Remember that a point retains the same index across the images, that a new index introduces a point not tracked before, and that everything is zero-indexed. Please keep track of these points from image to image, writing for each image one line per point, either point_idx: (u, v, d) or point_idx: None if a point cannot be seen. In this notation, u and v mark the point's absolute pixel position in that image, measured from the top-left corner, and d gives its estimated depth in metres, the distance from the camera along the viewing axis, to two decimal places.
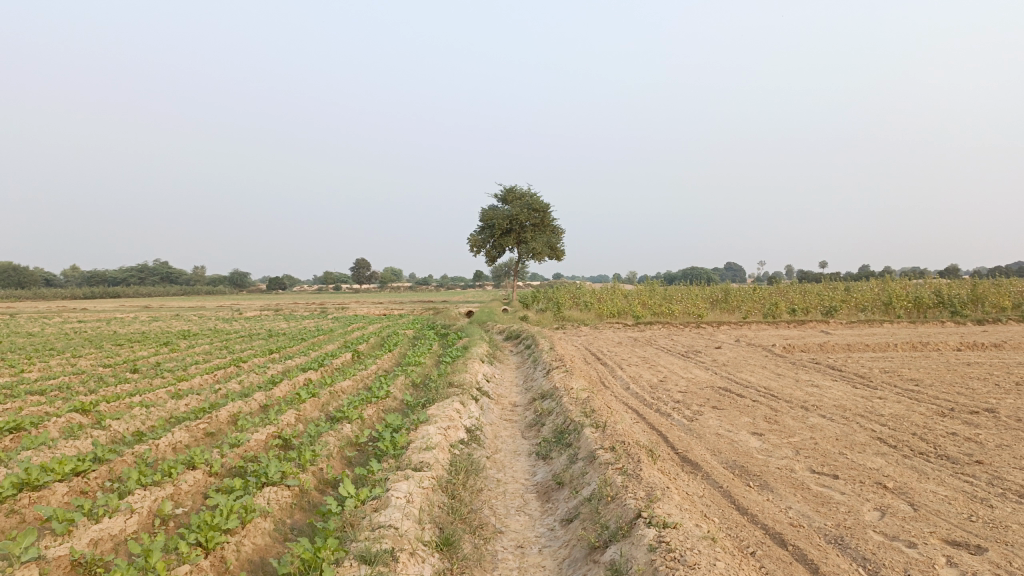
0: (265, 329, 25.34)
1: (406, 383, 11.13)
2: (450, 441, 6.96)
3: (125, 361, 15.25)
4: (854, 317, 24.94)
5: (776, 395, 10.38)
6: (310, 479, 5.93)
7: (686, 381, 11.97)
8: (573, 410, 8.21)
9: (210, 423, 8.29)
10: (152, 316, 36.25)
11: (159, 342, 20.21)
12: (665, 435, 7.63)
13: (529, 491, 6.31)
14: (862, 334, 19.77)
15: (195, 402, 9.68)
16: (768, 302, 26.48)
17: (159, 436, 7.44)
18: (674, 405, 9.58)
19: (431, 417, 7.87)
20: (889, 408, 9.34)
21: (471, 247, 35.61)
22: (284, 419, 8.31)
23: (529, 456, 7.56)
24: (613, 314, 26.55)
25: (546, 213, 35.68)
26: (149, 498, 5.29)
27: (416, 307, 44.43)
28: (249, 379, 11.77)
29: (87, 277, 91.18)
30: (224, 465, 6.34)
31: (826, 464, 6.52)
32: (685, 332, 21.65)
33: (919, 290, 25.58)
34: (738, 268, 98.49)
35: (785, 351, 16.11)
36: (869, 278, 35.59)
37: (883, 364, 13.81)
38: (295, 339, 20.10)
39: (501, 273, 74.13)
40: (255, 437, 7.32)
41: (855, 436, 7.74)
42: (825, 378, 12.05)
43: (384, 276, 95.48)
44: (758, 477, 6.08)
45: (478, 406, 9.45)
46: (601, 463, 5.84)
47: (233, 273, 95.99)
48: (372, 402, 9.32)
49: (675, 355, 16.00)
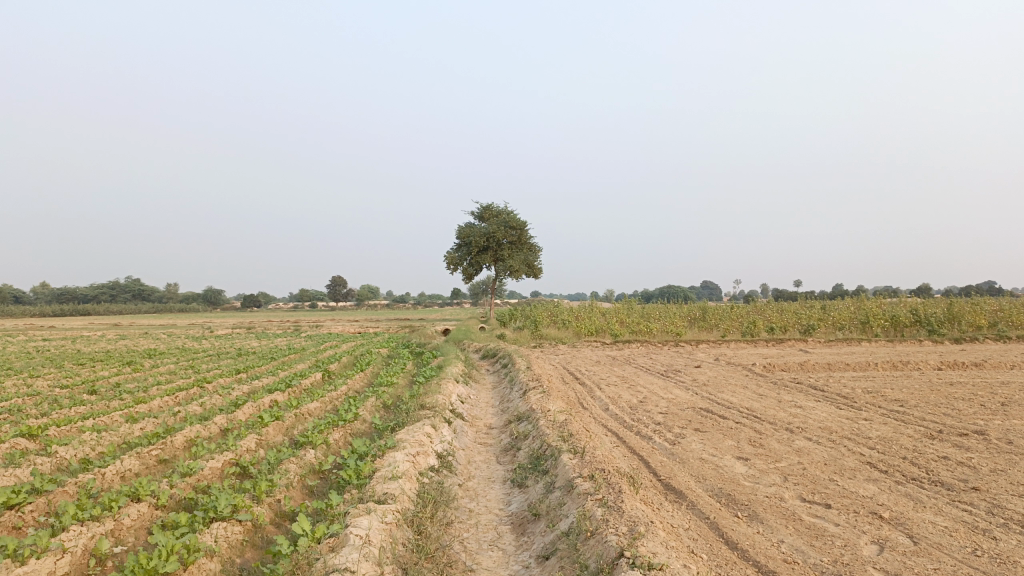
0: (235, 348, 24.76)
1: (376, 405, 10.66)
2: (419, 469, 6.53)
3: (83, 382, 14.63)
4: (831, 336, 24.82)
5: (760, 416, 10.07)
6: (264, 512, 5.47)
7: (666, 401, 11.65)
8: (550, 434, 7.80)
9: (165, 450, 7.78)
10: (121, 336, 35.42)
11: (122, 362, 19.51)
12: (646, 460, 7.25)
13: (503, 522, 5.89)
14: (840, 353, 19.61)
15: (150, 425, 9.15)
16: (745, 320, 26.34)
17: (107, 464, 6.93)
18: (654, 428, 9.21)
19: (400, 442, 7.42)
20: (875, 430, 9.06)
21: (448, 265, 35.20)
22: (243, 444, 7.82)
23: (503, 484, 7.13)
24: (591, 333, 26.23)
25: (524, 231, 35.39)
26: (85, 535, 4.82)
27: (391, 325, 43.88)
28: (212, 401, 11.23)
29: (57, 294, 89.43)
30: (173, 497, 5.86)
31: (816, 491, 6.19)
32: (664, 351, 21.33)
33: (895, 308, 25.58)
34: (714, 287, 98.93)
35: (766, 370, 15.86)
36: (845, 296, 35.67)
37: (865, 384, 13.58)
38: (264, 358, 19.51)
39: (479, 291, 73.79)
40: (209, 465, 6.84)
41: (843, 460, 7.43)
42: (808, 398, 11.78)
43: (361, 294, 94.60)
44: (747, 506, 5.72)
45: (451, 429, 9.01)
46: (579, 493, 5.44)
47: (207, 291, 94.64)
48: (339, 426, 8.85)
49: (655, 374, 15.68)
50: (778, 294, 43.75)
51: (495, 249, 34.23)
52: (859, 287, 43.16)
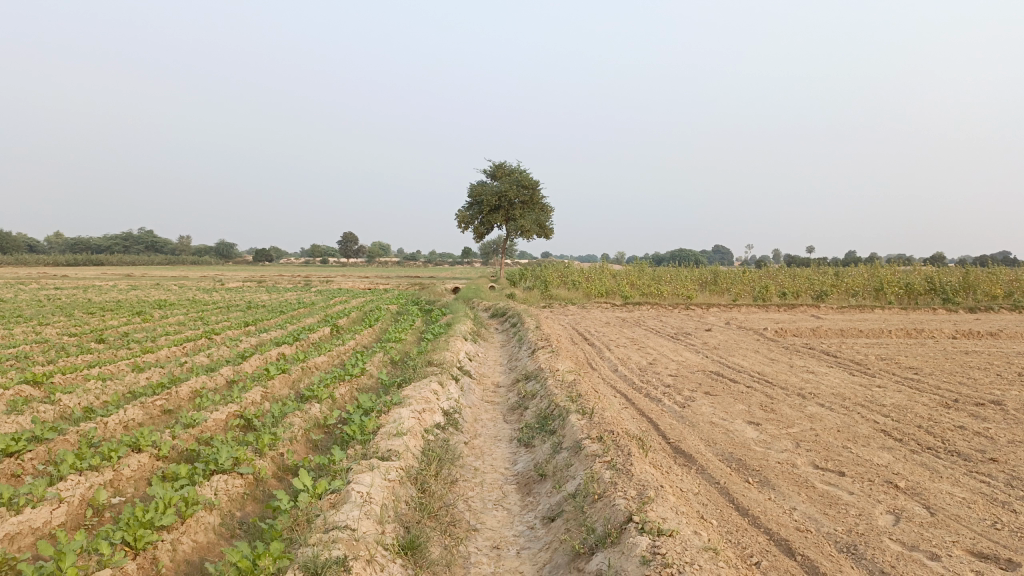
0: (243, 301, 24.75)
1: (383, 360, 10.57)
2: (425, 425, 6.42)
3: (92, 330, 14.64)
4: (844, 302, 24.56)
5: (771, 381, 9.93)
6: (266, 466, 5.39)
7: (676, 364, 11.52)
8: (559, 394, 7.68)
9: (169, 400, 7.71)
10: (133, 286, 35.58)
11: (132, 312, 19.53)
12: (655, 423, 7.13)
13: (508, 482, 5.79)
14: (853, 320, 19.37)
15: (155, 375, 9.09)
16: (757, 285, 26.08)
17: (110, 413, 6.86)
18: (664, 390, 9.08)
19: (406, 399, 7.30)
20: (889, 398, 8.90)
21: (460, 223, 34.97)
22: (248, 397, 7.75)
23: (509, 443, 7.03)
24: (601, 294, 26.07)
25: (536, 190, 35.00)
26: (83, 485, 4.74)
27: (401, 282, 43.84)
28: (219, 352, 11.18)
29: (70, 244, 89.99)
30: (174, 448, 5.78)
31: (829, 458, 6.05)
32: (675, 314, 21.16)
33: (910, 276, 25.24)
34: (725, 251, 98.35)
35: (777, 335, 15.68)
36: (858, 262, 35.28)
37: (879, 351, 13.40)
38: (272, 312, 19.49)
39: (490, 250, 73.57)
40: (213, 416, 6.77)
41: (857, 427, 7.28)
42: (820, 364, 11.61)
43: (372, 250, 94.53)
44: (758, 472, 5.59)
45: (458, 386, 8.91)
46: (587, 455, 5.31)
47: (219, 244, 94.84)
48: (345, 380, 8.77)
49: (665, 337, 15.55)
50: (790, 259, 43.35)
51: (506, 208, 33.93)
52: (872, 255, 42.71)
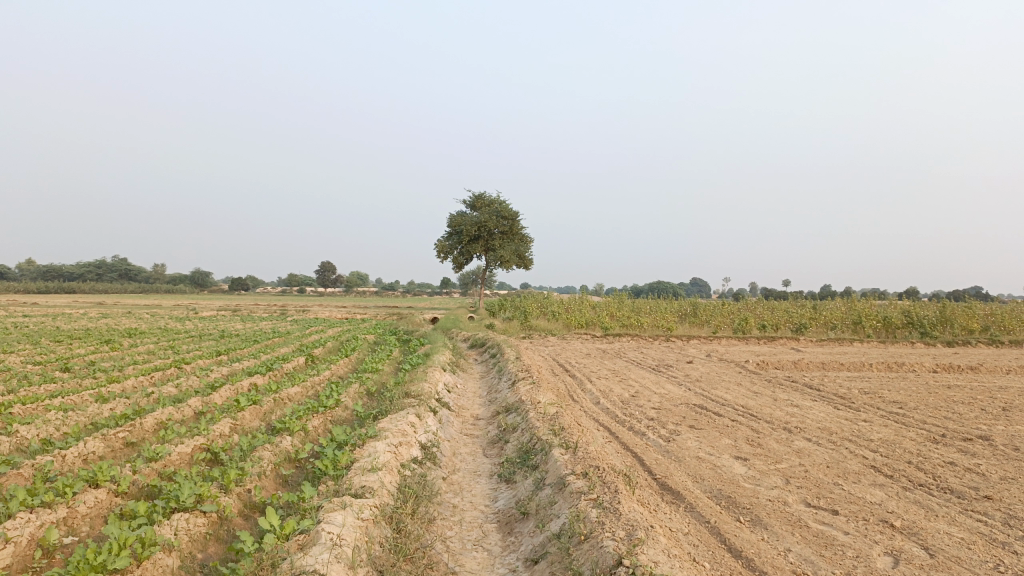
0: (217, 330, 24.26)
1: (359, 391, 10.26)
2: (401, 460, 6.13)
3: (57, 359, 14.18)
4: (824, 335, 24.56)
5: (756, 414, 9.74)
6: (231, 503, 5.08)
7: (659, 396, 11.31)
8: (541, 427, 7.42)
9: (132, 433, 7.36)
10: (104, 314, 34.85)
11: (101, 340, 19.03)
12: (640, 458, 6.89)
13: (489, 520, 5.51)
14: (833, 353, 19.34)
15: (120, 406, 8.70)
16: (737, 317, 26.07)
17: (68, 446, 6.50)
18: (648, 424, 8.85)
19: (382, 432, 7.01)
20: (876, 433, 8.74)
21: (439, 253, 34.77)
22: (216, 429, 7.42)
23: (489, 478, 6.76)
24: (581, 325, 25.90)
25: (516, 221, 34.93)
26: (32, 523, 4.41)
27: (379, 311, 43.52)
28: (188, 383, 10.79)
29: (43, 271, 88.60)
30: (135, 484, 5.45)
31: (821, 496, 5.85)
32: (655, 346, 21.02)
33: (888, 309, 25.36)
34: (702, 283, 98.93)
35: (759, 368, 15.56)
36: (836, 296, 35.49)
37: (862, 384, 13.30)
38: (246, 341, 19.08)
39: (470, 281, 73.43)
40: (178, 450, 6.45)
41: (846, 463, 7.10)
42: (804, 397, 11.46)
43: (350, 280, 93.91)
44: (749, 510, 5.38)
45: (436, 419, 8.62)
46: (572, 492, 5.06)
47: (195, 273, 93.82)
48: (319, 412, 8.45)
49: (646, 369, 15.35)
50: (767, 292, 43.58)
51: (486, 238, 33.81)
52: (848, 288, 43.08)
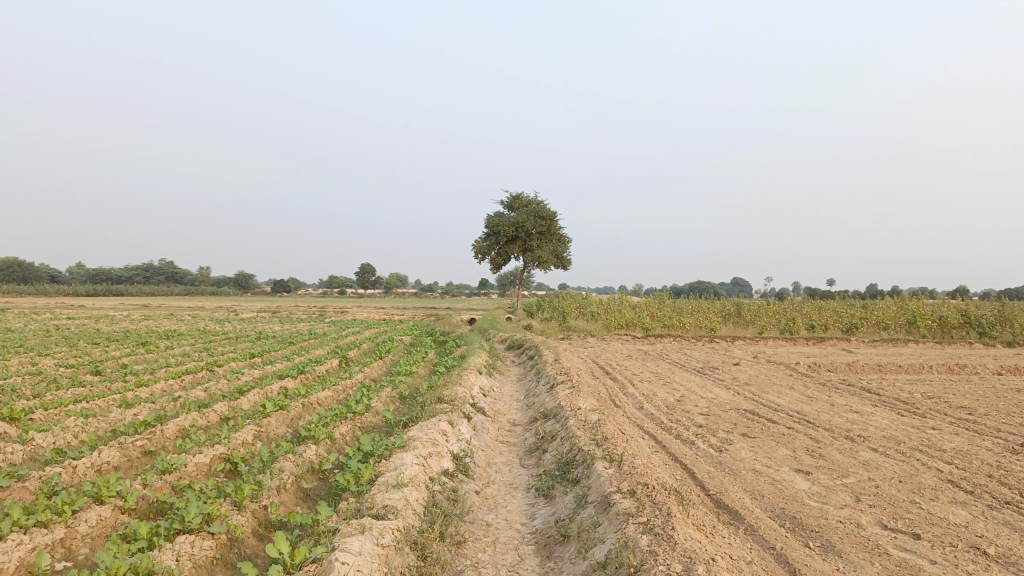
0: (254, 332, 24.18)
1: (391, 396, 9.82)
2: (430, 474, 5.64)
3: (90, 362, 14.01)
4: (876, 336, 23.51)
5: (813, 421, 9.07)
6: (244, 522, 4.65)
7: (707, 401, 10.69)
8: (581, 436, 6.88)
9: (151, 441, 7.00)
10: (146, 316, 35.02)
11: (137, 342, 18.93)
12: (691, 470, 6.33)
13: (525, 541, 5.00)
14: (887, 354, 18.40)
15: (143, 412, 8.37)
16: (784, 317, 25.15)
17: (82, 456, 6.16)
18: (696, 432, 8.24)
19: (410, 441, 6.52)
20: (949, 442, 8.01)
21: (476, 254, 34.39)
22: (238, 437, 7.03)
23: (527, 492, 6.25)
24: (621, 326, 25.28)
25: (554, 221, 34.39)
26: (23, 546, 4.02)
27: (417, 313, 43.31)
28: (216, 387, 10.47)
29: (91, 275, 90.52)
30: (144, 499, 5.06)
31: (898, 517, 5.22)
32: (699, 347, 20.34)
33: (944, 308, 24.19)
34: (744, 283, 97.24)
35: (811, 370, 14.79)
36: (886, 295, 34.26)
37: (923, 388, 12.49)
38: (281, 343, 18.87)
39: (508, 281, 73.16)
40: (195, 460, 6.06)
41: (920, 478, 6.42)
42: (863, 402, 10.73)
43: (389, 281, 94.07)
44: (818, 534, 4.79)
45: (470, 426, 8.14)
46: (618, 514, 4.52)
47: (238, 276, 94.99)
48: (348, 418, 8.03)
49: (691, 371, 14.69)
50: (811, 292, 42.26)
51: (524, 239, 33.33)
52: (898, 287, 41.57)
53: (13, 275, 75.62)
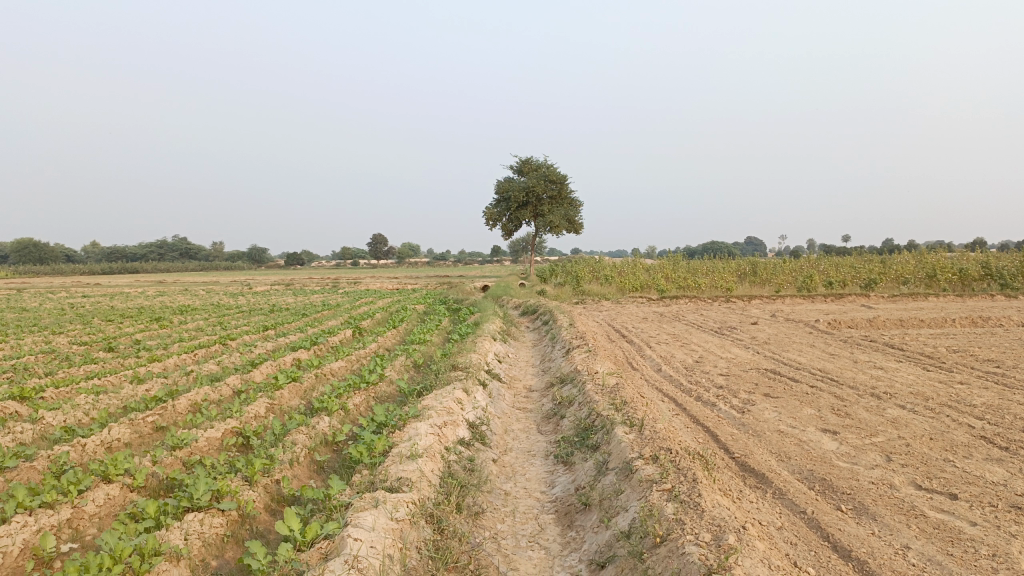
0: (268, 304, 24.14)
1: (406, 364, 9.67)
2: (446, 443, 5.48)
3: (103, 339, 13.97)
4: (895, 291, 23.14)
5: (836, 379, 8.84)
6: (256, 497, 4.52)
7: (726, 361, 10.49)
8: (600, 401, 6.70)
9: (163, 417, 6.89)
10: (161, 292, 35.09)
11: (150, 318, 18.87)
12: (714, 433, 6.15)
13: (545, 510, 4.85)
14: (908, 309, 18.05)
15: (155, 387, 8.27)
16: (800, 275, 24.79)
17: (92, 433, 6.06)
18: (717, 393, 8.05)
19: (425, 410, 6.36)
20: (978, 397, 7.77)
21: (487, 220, 34.10)
22: (251, 410, 6.90)
23: (545, 459, 6.09)
24: (636, 289, 25.02)
25: (565, 184, 33.97)
26: (27, 529, 3.91)
27: (430, 281, 43.18)
28: (228, 360, 10.37)
29: (106, 252, 90.99)
30: (154, 476, 4.94)
31: (932, 477, 5.00)
32: (715, 307, 20.07)
33: (964, 261, 23.72)
34: (758, 241, 96.35)
35: (831, 327, 14.52)
36: (903, 250, 33.73)
37: (948, 342, 12.21)
38: (294, 315, 18.79)
39: (521, 248, 72.88)
40: (206, 435, 5.93)
41: (951, 435, 6.20)
42: (887, 358, 10.49)
43: (402, 250, 93.94)
44: (850, 497, 4.60)
45: (485, 393, 7.98)
46: (642, 481, 4.34)
47: (251, 250, 95.22)
48: (361, 389, 7.89)
49: (708, 332, 14.46)
50: (826, 249, 41.71)
51: (535, 203, 32.98)
52: (915, 241, 40.97)
53: (28, 254, 76.09)
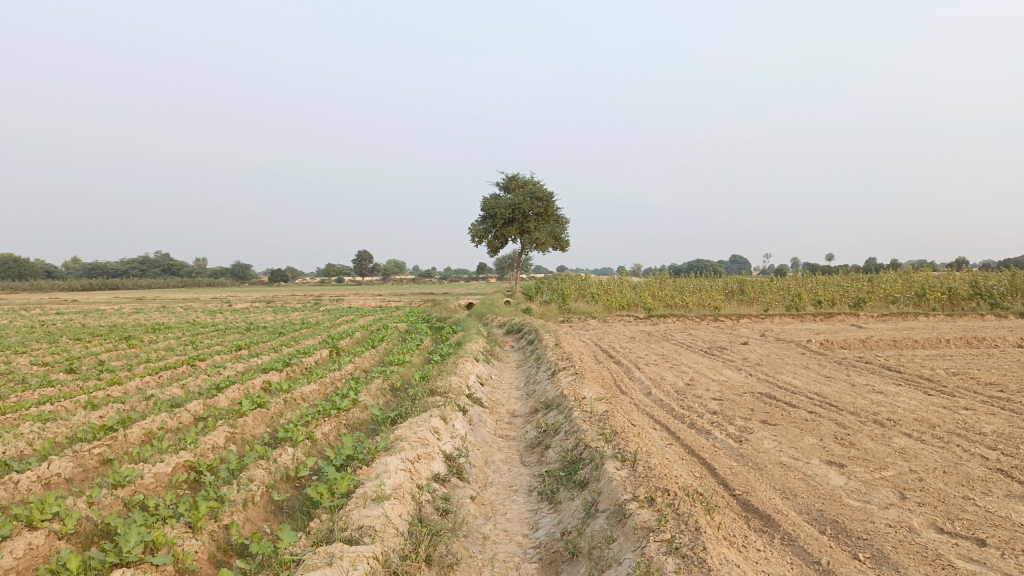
0: (245, 322, 23.47)
1: (382, 388, 9.13)
2: (419, 481, 4.95)
3: (66, 359, 13.28)
4: (884, 310, 22.84)
5: (836, 404, 8.39)
6: (199, 548, 3.99)
7: (719, 384, 10.03)
8: (588, 430, 6.20)
9: (111, 448, 6.31)
10: (137, 310, 34.18)
11: (120, 337, 18.18)
12: (711, 467, 5.66)
13: (528, 558, 4.33)
14: (899, 328, 17.72)
15: (110, 414, 7.68)
16: (788, 293, 24.46)
17: (28, 468, 5.49)
18: (712, 419, 7.58)
19: (398, 441, 5.82)
20: (987, 424, 7.33)
21: (473, 238, 33.63)
22: (208, 440, 6.35)
23: (529, 495, 5.57)
24: (622, 307, 24.57)
25: (550, 202, 33.59)
26: None
27: (414, 299, 42.58)
28: (194, 383, 9.77)
29: (88, 269, 89.75)
30: (85, 521, 4.37)
31: (953, 518, 4.54)
32: (704, 326, 19.66)
33: (953, 280, 23.49)
34: (742, 260, 96.54)
35: (824, 348, 14.11)
36: (890, 269, 33.54)
37: (945, 364, 11.81)
38: (270, 333, 18.15)
39: (506, 265, 72.51)
40: (154, 470, 5.38)
41: (966, 468, 5.74)
42: (885, 381, 10.06)
43: (386, 267, 93.12)
44: (867, 543, 4.12)
45: (465, 420, 7.46)
46: (637, 528, 3.83)
47: (235, 266, 94.25)
48: (331, 416, 7.34)
49: (698, 352, 14.01)
50: (811, 268, 41.58)
51: (521, 221, 32.57)
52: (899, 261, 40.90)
53: (7, 271, 74.71)
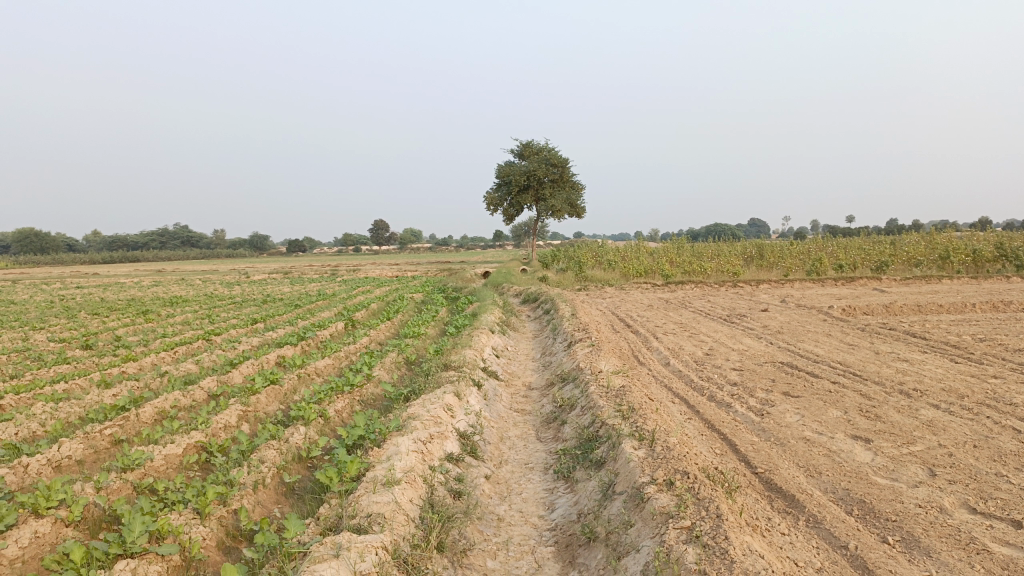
0: (261, 295, 23.44)
1: (396, 362, 9.02)
2: (430, 462, 4.84)
3: (82, 334, 13.26)
4: (907, 274, 22.38)
5: (859, 374, 8.18)
6: (206, 535, 3.90)
7: (740, 354, 9.83)
8: (605, 406, 6.05)
9: (123, 429, 6.25)
10: (155, 283, 34.21)
11: (138, 311, 18.19)
12: (732, 443, 5.50)
13: (543, 541, 4.21)
14: (922, 293, 17.35)
15: (122, 392, 7.61)
16: (809, 258, 24.03)
17: (38, 451, 5.42)
18: (732, 391, 7.40)
19: (410, 419, 5.71)
20: (1017, 394, 7.09)
21: (488, 206, 33.35)
22: (220, 419, 6.27)
23: (544, 473, 5.45)
24: (640, 274, 24.27)
25: (566, 168, 33.18)
26: None
27: (431, 269, 42.43)
28: (207, 359, 9.70)
29: (108, 242, 90.34)
30: (92, 507, 4.29)
31: (987, 497, 4.35)
32: (723, 293, 19.36)
33: (977, 242, 22.97)
34: (760, 224, 95.44)
35: (846, 314, 13.81)
36: (911, 230, 32.91)
37: (971, 330, 11.52)
38: (286, 306, 18.12)
39: (522, 232, 72.12)
40: (165, 451, 5.31)
41: (998, 442, 5.54)
42: (910, 349, 9.81)
43: (402, 236, 93.03)
44: (897, 525, 3.95)
45: (480, 394, 7.33)
46: (656, 514, 3.69)
47: (252, 237, 94.50)
48: (344, 391, 7.25)
49: (717, 320, 13.77)
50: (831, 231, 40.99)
51: (536, 187, 32.21)
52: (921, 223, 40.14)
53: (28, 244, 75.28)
